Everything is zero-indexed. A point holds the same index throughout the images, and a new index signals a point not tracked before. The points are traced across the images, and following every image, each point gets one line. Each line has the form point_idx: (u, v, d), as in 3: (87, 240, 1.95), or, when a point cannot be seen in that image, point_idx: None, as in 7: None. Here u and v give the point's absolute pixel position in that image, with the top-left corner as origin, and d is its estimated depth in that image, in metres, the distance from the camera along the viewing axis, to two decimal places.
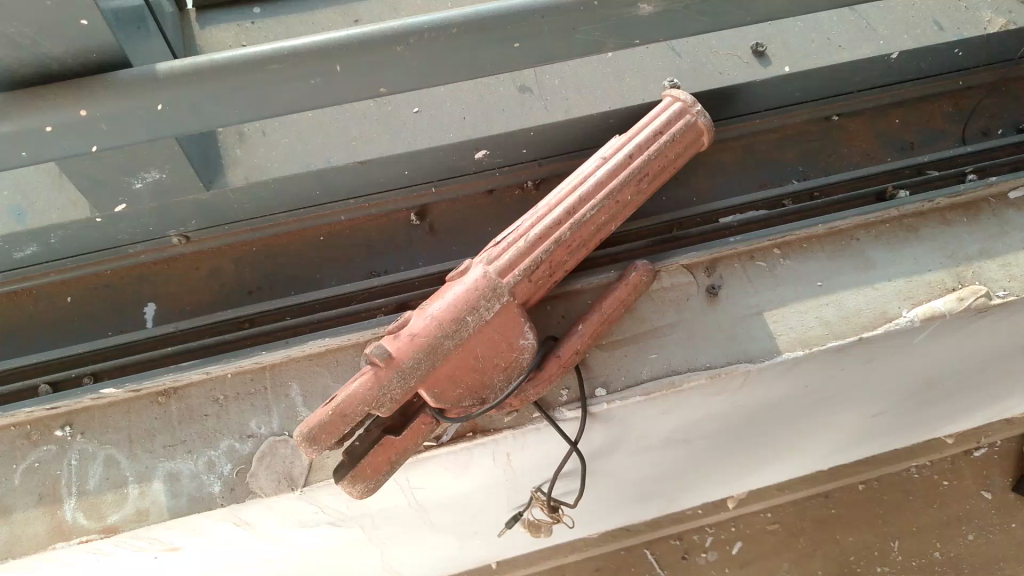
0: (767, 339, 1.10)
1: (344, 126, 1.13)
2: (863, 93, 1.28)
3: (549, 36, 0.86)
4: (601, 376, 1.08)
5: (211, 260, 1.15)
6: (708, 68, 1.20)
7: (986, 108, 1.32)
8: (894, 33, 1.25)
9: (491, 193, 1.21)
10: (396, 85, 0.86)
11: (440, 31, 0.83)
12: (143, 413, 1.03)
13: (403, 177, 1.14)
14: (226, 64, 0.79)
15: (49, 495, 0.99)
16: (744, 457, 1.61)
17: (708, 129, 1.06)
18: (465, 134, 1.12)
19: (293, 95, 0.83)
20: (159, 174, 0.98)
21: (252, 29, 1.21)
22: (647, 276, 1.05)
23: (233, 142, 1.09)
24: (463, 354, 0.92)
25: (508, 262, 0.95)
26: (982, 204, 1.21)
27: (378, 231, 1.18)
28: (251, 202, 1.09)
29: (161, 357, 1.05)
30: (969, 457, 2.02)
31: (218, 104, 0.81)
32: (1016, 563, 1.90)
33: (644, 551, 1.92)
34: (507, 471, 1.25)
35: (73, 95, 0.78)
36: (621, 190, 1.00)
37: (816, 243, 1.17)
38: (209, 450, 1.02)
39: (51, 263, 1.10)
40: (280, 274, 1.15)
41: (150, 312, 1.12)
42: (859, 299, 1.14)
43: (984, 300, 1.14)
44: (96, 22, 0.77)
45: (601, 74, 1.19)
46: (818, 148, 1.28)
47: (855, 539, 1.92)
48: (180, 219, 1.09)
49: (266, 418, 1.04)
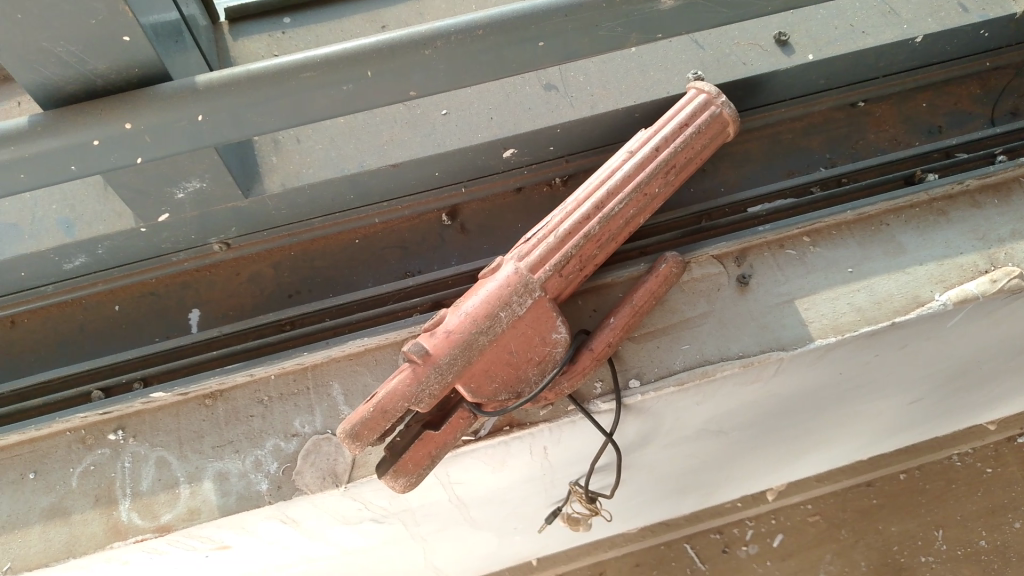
0: (798, 327, 1.11)
1: (375, 130, 1.15)
2: (890, 78, 1.28)
3: (573, 33, 0.88)
4: (635, 368, 1.09)
5: (251, 267, 1.18)
6: (732, 58, 1.20)
7: (1014, 89, 1.32)
8: (918, 16, 1.22)
9: (519, 191, 1.24)
10: (425, 87, 0.89)
11: (466, 34, 0.85)
12: (191, 415, 1.07)
13: (433, 179, 1.17)
14: (260, 75, 0.82)
15: (104, 497, 1.03)
16: (778, 447, 1.63)
17: (733, 119, 1.07)
18: (492, 134, 1.14)
19: (326, 100, 0.86)
20: (200, 183, 1.01)
21: (283, 39, 1.23)
22: (677, 267, 1.08)
23: (269, 150, 1.12)
24: (497, 350, 0.95)
25: (538, 258, 0.97)
26: (1012, 184, 1.20)
27: (411, 232, 1.21)
28: (288, 208, 1.13)
29: (207, 361, 1.09)
30: (1013, 444, 2.00)
31: (254, 112, 0.85)
32: None
33: (684, 546, 1.92)
34: (545, 466, 1.28)
35: (118, 108, 0.82)
36: (648, 183, 1.02)
37: (845, 230, 1.17)
38: (255, 449, 1.05)
39: (100, 274, 1.15)
40: (318, 277, 1.18)
41: (195, 318, 1.15)
42: (891, 284, 1.14)
43: (1018, 281, 1.13)
44: (137, 39, 0.81)
45: (625, 68, 1.20)
46: (846, 134, 1.28)
47: (898, 528, 1.91)
48: (221, 227, 1.12)
49: (309, 417, 1.07)
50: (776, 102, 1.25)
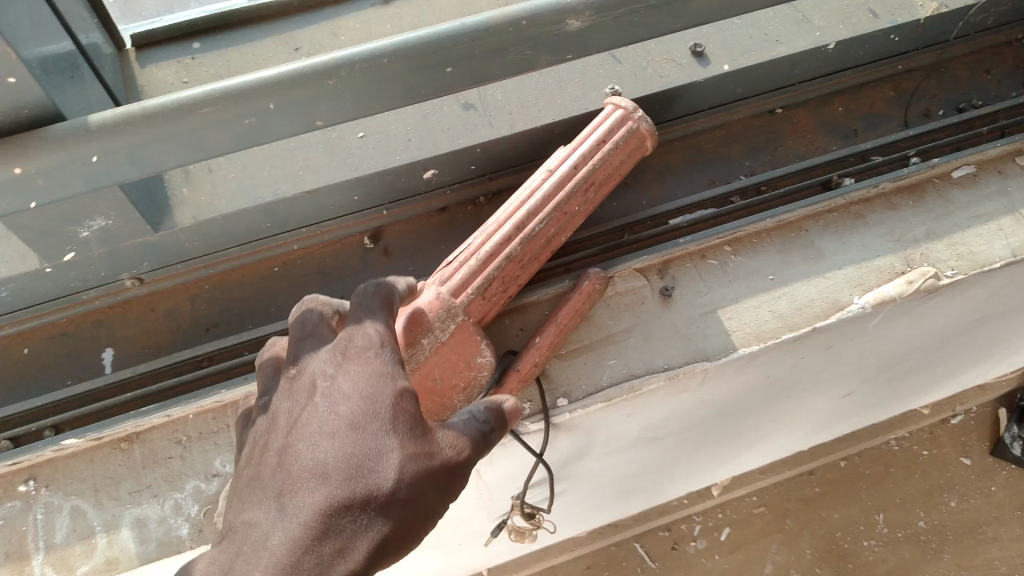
0: (721, 337, 1.12)
1: (289, 157, 1.13)
2: (805, 84, 1.30)
3: (482, 58, 0.86)
4: (562, 387, 1.09)
5: (166, 301, 1.14)
6: (649, 71, 1.19)
7: (926, 90, 1.34)
8: (831, 23, 1.24)
9: (443, 211, 1.22)
10: (331, 117, 0.86)
11: (372, 62, 0.81)
12: (107, 461, 1.03)
13: (353, 203, 1.15)
14: (156, 112, 0.77)
15: (16, 552, 0.99)
16: (716, 448, 1.64)
17: (651, 133, 1.06)
18: (411, 155, 1.12)
19: (229, 133, 0.82)
20: (105, 221, 0.97)
21: (193, 64, 1.19)
22: (600, 284, 1.07)
23: (179, 181, 1.08)
24: (421, 378, 0.93)
25: (460, 282, 0.96)
26: (926, 185, 1.23)
27: (332, 257, 1.18)
28: (201, 240, 1.09)
29: (121, 404, 1.05)
30: (947, 425, 2.05)
31: (151, 149, 0.80)
32: (998, 524, 1.94)
33: (634, 545, 1.91)
34: (480, 486, 1.26)
35: (7, 154, 0.77)
36: (568, 201, 1.02)
37: (765, 238, 1.18)
38: (175, 492, 1.02)
39: (5, 316, 1.10)
40: (236, 309, 1.14)
41: (107, 358, 1.11)
42: (811, 290, 1.15)
43: (933, 281, 1.16)
44: (23, 79, 0.77)
45: (543, 85, 1.18)
46: (764, 141, 1.29)
47: (840, 515, 1.94)
48: (132, 262, 1.08)
49: (230, 456, 1.04)
50: (695, 112, 1.26)
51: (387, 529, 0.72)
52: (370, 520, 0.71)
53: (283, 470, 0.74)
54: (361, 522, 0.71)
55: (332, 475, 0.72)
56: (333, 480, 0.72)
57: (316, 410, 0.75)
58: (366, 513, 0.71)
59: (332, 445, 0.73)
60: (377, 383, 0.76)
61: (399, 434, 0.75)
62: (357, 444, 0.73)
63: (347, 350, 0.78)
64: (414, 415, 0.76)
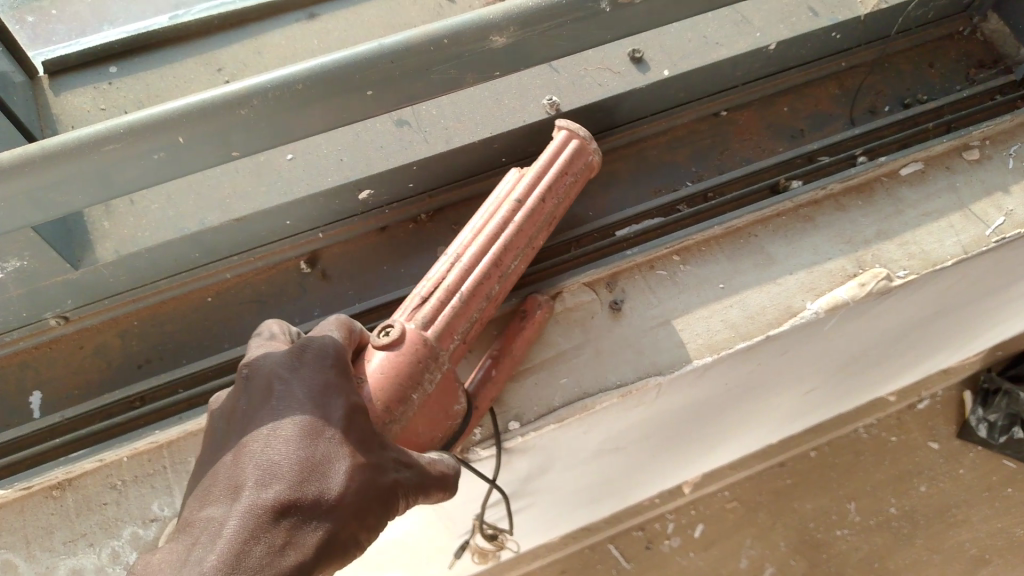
0: (673, 349, 1.09)
1: (215, 183, 1.08)
2: (748, 86, 1.28)
3: (404, 80, 0.83)
4: (514, 410, 1.05)
5: (96, 337, 1.09)
6: (587, 80, 1.17)
7: (871, 86, 1.33)
8: (770, 23, 1.22)
9: (383, 230, 1.18)
10: (247, 147, 0.82)
11: (284, 90, 0.78)
12: (37, 511, 0.98)
13: (286, 228, 1.11)
14: (55, 151, 0.73)
15: None
16: (678, 454, 1.58)
17: (596, 165, 1.05)
18: (344, 176, 1.08)
19: (136, 170, 0.78)
20: (19, 262, 0.94)
21: (110, 90, 1.14)
22: (549, 311, 1.05)
23: (99, 215, 1.04)
24: (405, 436, 0.84)
25: (443, 327, 0.88)
26: (874, 184, 1.21)
27: (267, 283, 1.14)
28: (127, 275, 1.04)
29: (50, 450, 1.00)
30: (913, 410, 1.96)
31: (54, 191, 0.76)
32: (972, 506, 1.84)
33: (608, 547, 1.79)
34: (437, 510, 1.23)
35: None
36: (535, 234, 0.97)
37: (714, 245, 1.16)
38: (112, 540, 0.98)
39: None
40: (170, 344, 1.10)
41: (35, 401, 1.06)
42: (763, 297, 1.13)
43: (885, 282, 1.14)
44: None
45: (479, 98, 1.15)
46: (709, 145, 1.26)
47: (812, 505, 1.84)
48: (55, 301, 1.03)
49: (168, 499, 0.99)
50: (638, 118, 1.23)
51: (332, 536, 0.67)
52: (316, 521, 0.67)
53: (229, 468, 0.67)
54: (306, 523, 0.66)
55: (282, 473, 0.66)
56: (285, 478, 0.66)
57: (270, 407, 0.70)
58: (315, 515, 0.66)
59: (287, 443, 0.68)
60: (333, 391, 0.72)
61: (349, 443, 0.71)
62: (313, 447, 0.68)
63: (303, 355, 0.74)
64: (365, 427, 0.73)
